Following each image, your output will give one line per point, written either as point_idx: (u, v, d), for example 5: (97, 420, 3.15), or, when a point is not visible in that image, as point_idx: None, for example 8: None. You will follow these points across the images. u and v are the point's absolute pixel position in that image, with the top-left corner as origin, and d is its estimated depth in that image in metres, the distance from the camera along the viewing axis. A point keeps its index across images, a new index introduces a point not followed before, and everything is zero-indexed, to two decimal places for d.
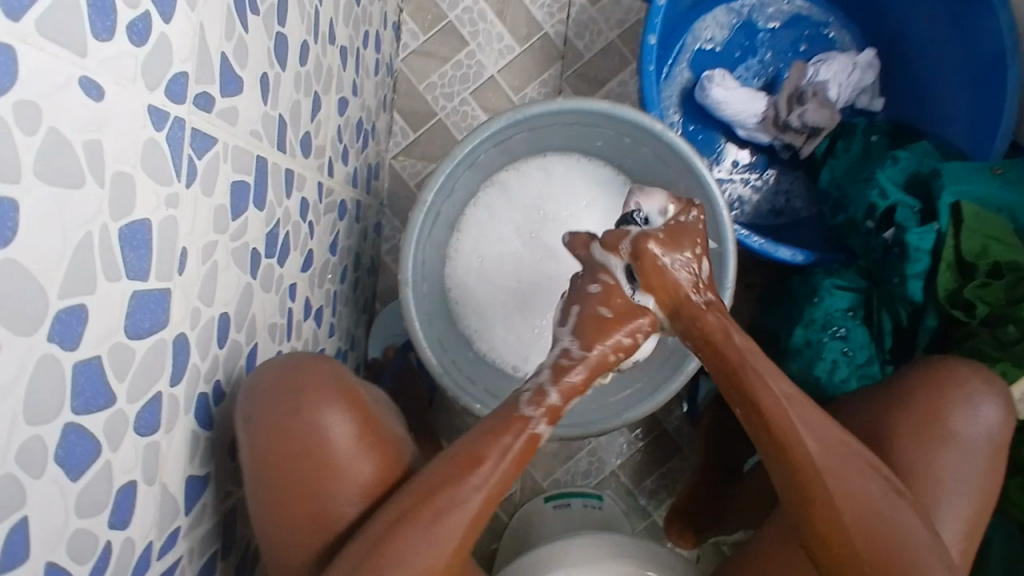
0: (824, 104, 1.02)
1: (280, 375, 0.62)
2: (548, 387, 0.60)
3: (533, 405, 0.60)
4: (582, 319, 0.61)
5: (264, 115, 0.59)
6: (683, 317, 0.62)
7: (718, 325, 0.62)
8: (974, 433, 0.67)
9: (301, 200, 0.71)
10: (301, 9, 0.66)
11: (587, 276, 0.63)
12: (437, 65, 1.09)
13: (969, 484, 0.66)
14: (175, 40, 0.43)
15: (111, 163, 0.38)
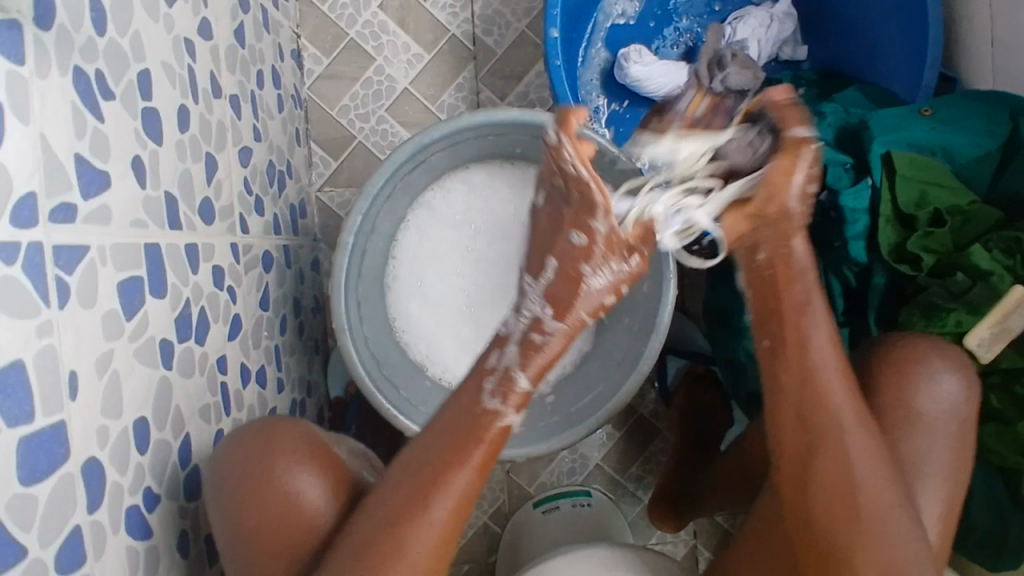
0: (745, 65, 0.99)
1: (250, 438, 0.63)
2: (516, 373, 0.58)
3: (501, 397, 0.58)
4: (558, 275, 0.58)
5: (145, 199, 0.55)
6: (771, 229, 0.59)
7: (802, 253, 0.60)
8: (938, 411, 0.65)
9: (213, 270, 0.68)
10: (171, 74, 0.62)
11: (577, 212, 0.57)
12: (347, 87, 1.05)
13: (944, 465, 0.64)
14: (9, 164, 0.39)
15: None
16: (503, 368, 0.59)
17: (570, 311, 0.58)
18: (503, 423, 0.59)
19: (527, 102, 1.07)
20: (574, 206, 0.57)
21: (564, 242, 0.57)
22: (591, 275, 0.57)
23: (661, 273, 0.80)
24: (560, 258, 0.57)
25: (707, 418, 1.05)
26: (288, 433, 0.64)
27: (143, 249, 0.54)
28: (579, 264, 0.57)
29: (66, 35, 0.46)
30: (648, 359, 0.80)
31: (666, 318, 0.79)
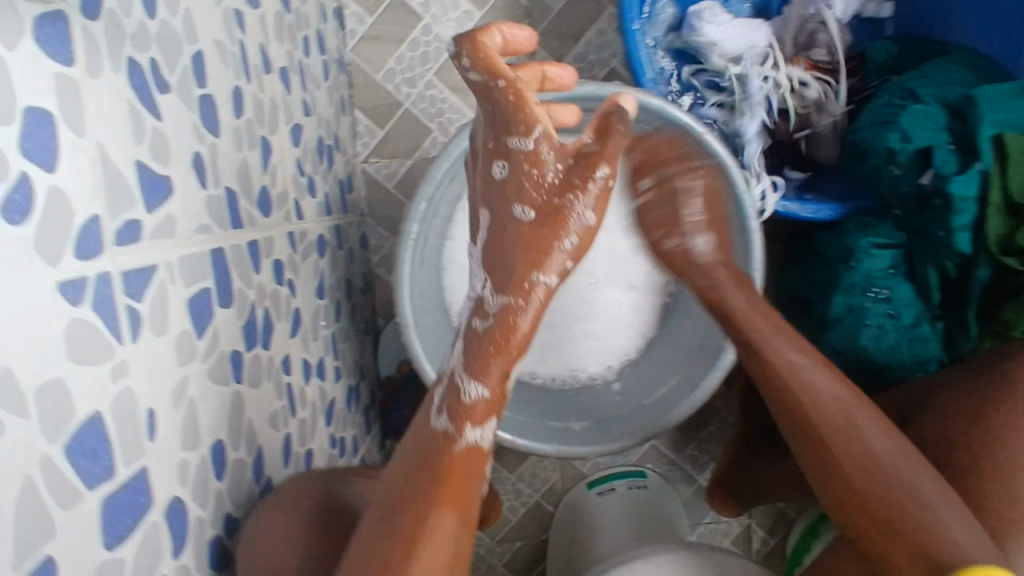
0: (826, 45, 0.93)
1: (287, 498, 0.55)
2: (467, 383, 0.56)
3: (456, 420, 0.55)
4: (499, 226, 0.59)
5: (207, 200, 0.50)
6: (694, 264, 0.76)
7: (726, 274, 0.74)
8: None
9: (274, 265, 0.63)
10: (223, 53, 0.55)
11: (492, 138, 0.58)
12: (392, 49, 0.97)
13: None
14: (71, 189, 0.34)
15: (26, 386, 0.30)
16: (451, 376, 0.58)
17: (515, 285, 0.58)
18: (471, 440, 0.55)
19: (587, 64, 0.99)
20: (494, 126, 0.58)
21: (495, 181, 0.59)
22: (523, 211, 0.58)
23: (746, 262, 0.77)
24: (493, 211, 0.60)
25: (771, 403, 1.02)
26: (308, 490, 0.57)
27: (208, 256, 0.50)
28: (511, 206, 0.59)
29: (116, 22, 0.39)
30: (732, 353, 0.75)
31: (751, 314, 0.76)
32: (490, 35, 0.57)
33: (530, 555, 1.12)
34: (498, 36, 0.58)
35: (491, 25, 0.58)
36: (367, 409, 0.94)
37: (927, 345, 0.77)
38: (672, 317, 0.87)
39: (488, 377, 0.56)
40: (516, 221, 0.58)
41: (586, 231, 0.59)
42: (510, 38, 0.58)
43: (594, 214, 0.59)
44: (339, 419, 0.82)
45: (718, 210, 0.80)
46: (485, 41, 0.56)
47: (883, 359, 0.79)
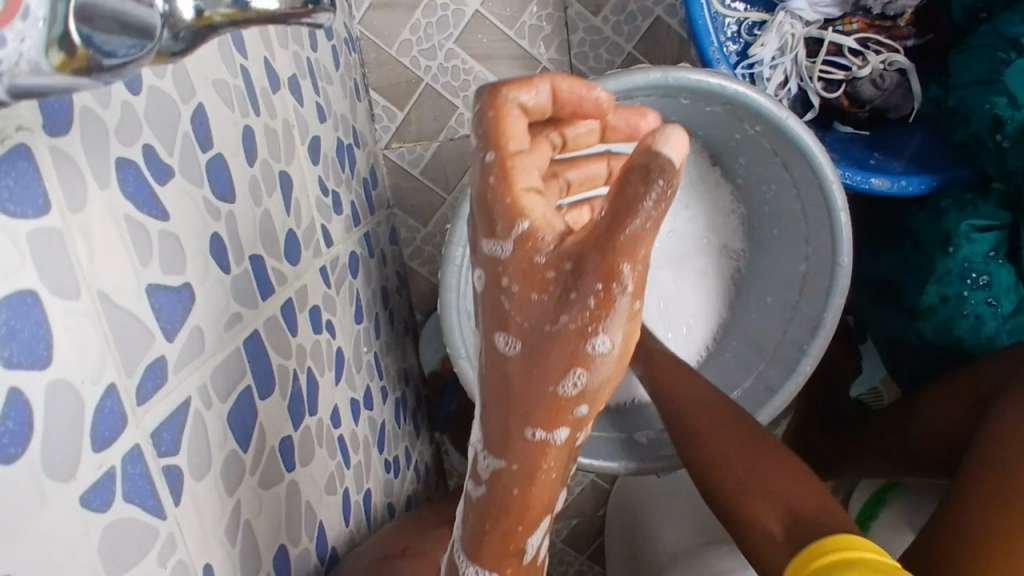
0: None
1: None
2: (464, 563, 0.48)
3: None
4: (488, 354, 0.42)
5: (232, 284, 0.43)
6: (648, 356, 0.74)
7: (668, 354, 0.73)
8: None
9: (310, 314, 0.57)
10: (227, 92, 0.46)
11: (480, 228, 0.40)
12: (406, 16, 0.85)
13: None
14: (75, 374, 0.28)
15: None
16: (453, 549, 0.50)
17: (512, 444, 0.43)
18: None
19: (627, 15, 0.87)
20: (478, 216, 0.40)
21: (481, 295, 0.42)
22: (507, 339, 0.40)
23: (831, 260, 0.66)
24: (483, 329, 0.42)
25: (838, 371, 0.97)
26: None
27: (241, 347, 0.43)
28: (492, 332, 0.41)
29: (96, 121, 0.31)
30: (812, 358, 0.68)
31: (834, 317, 0.67)
32: (537, 88, 0.43)
33: (586, 530, 1.11)
34: (547, 89, 0.44)
35: (542, 75, 0.43)
36: (415, 414, 0.91)
37: None
38: (738, 306, 0.80)
39: (501, 563, 0.47)
40: (502, 357, 0.41)
41: (603, 369, 0.40)
42: (559, 90, 0.44)
43: (614, 349, 0.39)
44: (390, 440, 0.78)
45: (795, 196, 0.69)
46: (518, 92, 0.42)
47: (977, 350, 0.73)
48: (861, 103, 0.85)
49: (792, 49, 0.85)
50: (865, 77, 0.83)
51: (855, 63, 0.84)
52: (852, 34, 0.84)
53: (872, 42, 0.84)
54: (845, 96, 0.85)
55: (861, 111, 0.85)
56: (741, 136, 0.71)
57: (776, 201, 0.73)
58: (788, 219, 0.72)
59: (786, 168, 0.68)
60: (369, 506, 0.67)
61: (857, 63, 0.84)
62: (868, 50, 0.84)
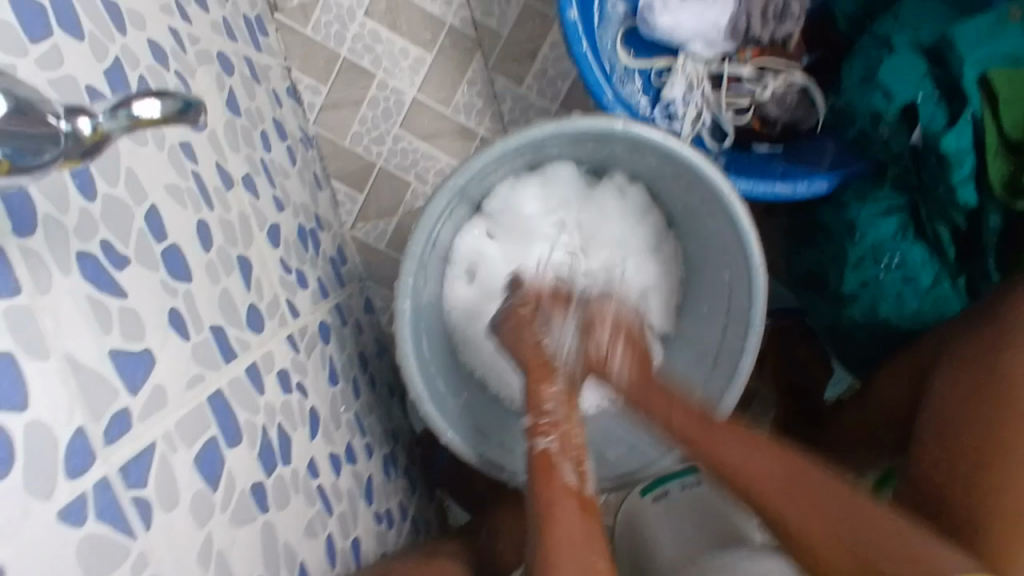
0: (781, 19, 0.91)
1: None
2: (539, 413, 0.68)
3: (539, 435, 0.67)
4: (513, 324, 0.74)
5: (192, 350, 0.51)
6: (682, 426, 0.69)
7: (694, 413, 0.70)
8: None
9: (278, 378, 0.64)
10: (179, 192, 0.56)
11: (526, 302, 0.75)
12: (354, 111, 0.97)
13: None
14: (49, 416, 0.35)
15: None
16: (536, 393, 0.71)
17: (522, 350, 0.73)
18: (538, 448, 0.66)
19: (548, 80, 0.97)
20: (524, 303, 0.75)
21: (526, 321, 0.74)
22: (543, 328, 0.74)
23: (747, 265, 0.72)
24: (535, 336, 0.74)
25: (805, 372, 1.00)
26: None
27: (204, 404, 0.50)
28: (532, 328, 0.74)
29: (59, 226, 0.40)
30: (751, 356, 0.72)
31: (761, 317, 0.72)
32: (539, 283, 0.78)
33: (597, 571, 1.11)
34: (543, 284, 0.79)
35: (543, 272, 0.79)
36: (408, 470, 0.95)
37: (952, 302, 0.76)
38: (685, 318, 0.86)
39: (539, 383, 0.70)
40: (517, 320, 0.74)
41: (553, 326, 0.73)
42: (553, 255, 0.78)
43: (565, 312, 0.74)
44: (380, 494, 0.82)
45: (707, 212, 0.76)
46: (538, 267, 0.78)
47: (908, 327, 0.78)
48: (771, 122, 0.93)
49: (698, 83, 0.94)
50: (765, 100, 0.92)
51: (755, 87, 0.93)
52: (747, 62, 0.93)
53: (768, 67, 0.93)
54: (752, 119, 0.93)
55: (772, 129, 0.93)
56: (648, 169, 0.79)
57: (691, 218, 0.80)
58: (706, 234, 0.79)
59: (694, 190, 0.75)
60: (358, 553, 0.71)
61: (756, 88, 0.93)
62: (765, 76, 0.92)
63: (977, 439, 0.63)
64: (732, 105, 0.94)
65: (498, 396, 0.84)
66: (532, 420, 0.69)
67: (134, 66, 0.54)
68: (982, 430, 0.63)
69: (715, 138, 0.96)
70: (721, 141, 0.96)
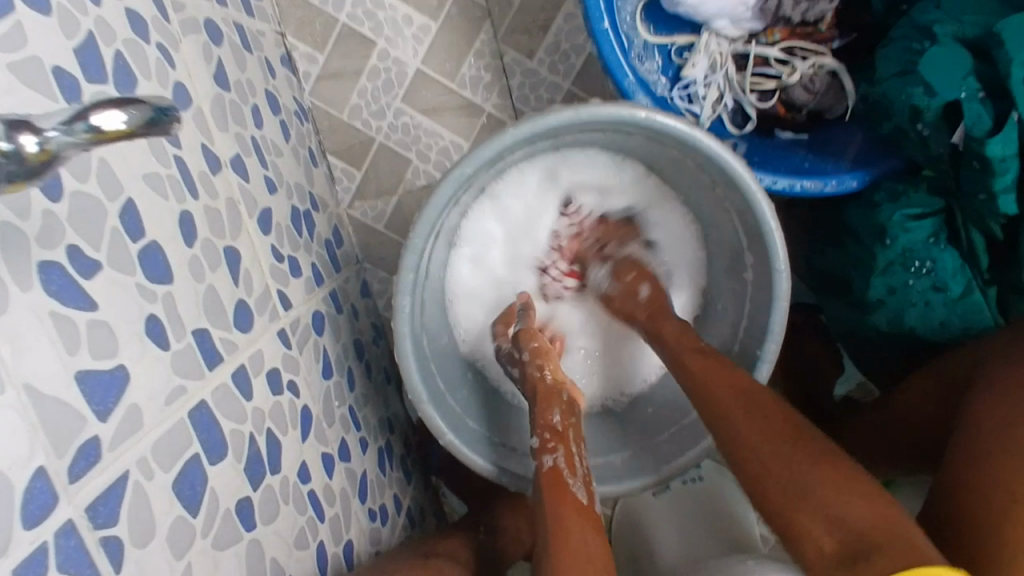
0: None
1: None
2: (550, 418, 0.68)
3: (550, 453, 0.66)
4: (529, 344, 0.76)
5: (172, 359, 0.48)
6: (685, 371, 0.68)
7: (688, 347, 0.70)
8: None
9: (268, 379, 0.60)
10: (160, 183, 0.51)
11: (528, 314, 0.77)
12: (353, 82, 0.91)
13: None
14: (3, 459, 0.33)
15: None
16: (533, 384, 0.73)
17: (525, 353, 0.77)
18: (547, 463, 0.65)
19: (561, 54, 0.91)
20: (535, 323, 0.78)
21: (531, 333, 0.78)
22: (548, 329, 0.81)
23: (769, 269, 0.68)
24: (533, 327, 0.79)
25: (818, 371, 0.97)
26: None
27: (187, 416, 0.48)
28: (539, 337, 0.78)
29: (16, 234, 0.35)
30: (768, 364, 0.69)
31: (781, 322, 0.68)
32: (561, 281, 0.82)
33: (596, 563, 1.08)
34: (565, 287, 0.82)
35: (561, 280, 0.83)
36: (404, 460, 0.92)
37: (982, 315, 0.73)
38: (699, 317, 0.82)
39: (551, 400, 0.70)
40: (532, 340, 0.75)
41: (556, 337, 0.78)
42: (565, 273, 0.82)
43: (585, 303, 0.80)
44: (374, 489, 0.79)
45: (729, 209, 0.71)
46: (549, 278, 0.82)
47: (933, 337, 0.75)
48: (796, 108, 0.87)
49: (721, 64, 0.88)
50: (793, 85, 0.86)
51: (784, 71, 0.87)
52: (775, 44, 0.88)
53: (798, 49, 0.88)
54: (777, 104, 0.88)
55: (798, 115, 0.88)
56: (668, 159, 0.74)
57: (712, 213, 0.76)
58: (725, 231, 0.75)
59: (717, 186, 0.70)
60: (351, 555, 0.69)
61: (784, 72, 0.87)
62: (794, 58, 0.87)
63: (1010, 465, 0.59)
64: (757, 89, 0.88)
65: (501, 390, 0.81)
66: (539, 437, 0.67)
67: (109, 40, 0.48)
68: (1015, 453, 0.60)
69: (737, 123, 0.91)
70: (743, 127, 0.91)
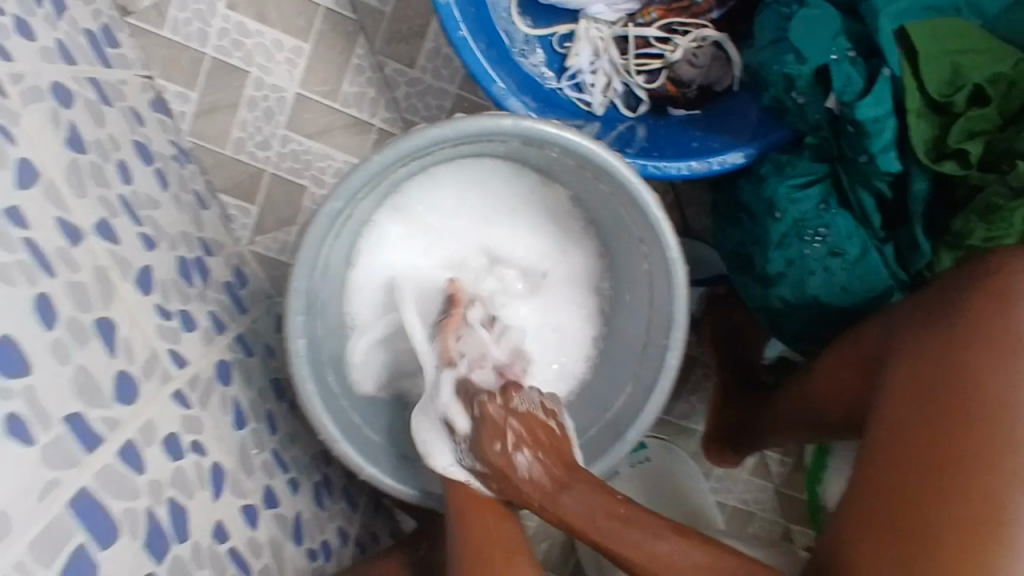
0: None
1: None
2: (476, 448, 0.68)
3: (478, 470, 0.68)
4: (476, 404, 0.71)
5: (42, 454, 0.46)
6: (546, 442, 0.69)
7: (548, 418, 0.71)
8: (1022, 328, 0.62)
9: (165, 446, 0.59)
10: (5, 272, 0.48)
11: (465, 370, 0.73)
12: (231, 115, 0.88)
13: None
14: None
15: None
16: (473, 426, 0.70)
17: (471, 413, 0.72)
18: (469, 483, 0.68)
19: (443, 58, 0.89)
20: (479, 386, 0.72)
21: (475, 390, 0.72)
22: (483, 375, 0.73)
23: (663, 256, 0.68)
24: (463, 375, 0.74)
25: (742, 339, 0.99)
26: None
27: (65, 512, 0.46)
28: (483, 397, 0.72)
29: None
30: (676, 351, 0.69)
31: (683, 309, 0.68)
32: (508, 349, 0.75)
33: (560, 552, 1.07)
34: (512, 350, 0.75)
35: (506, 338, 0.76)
36: (346, 489, 0.91)
37: (880, 275, 0.75)
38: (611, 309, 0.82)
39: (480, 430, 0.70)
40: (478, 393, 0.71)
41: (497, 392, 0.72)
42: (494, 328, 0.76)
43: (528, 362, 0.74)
44: (312, 529, 0.78)
45: (617, 203, 0.71)
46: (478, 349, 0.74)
47: (837, 302, 0.77)
48: (685, 84, 0.87)
49: (604, 49, 0.87)
50: (677, 62, 0.86)
51: (667, 49, 0.87)
52: (653, 23, 0.87)
53: (677, 26, 0.87)
54: (666, 83, 0.87)
55: (688, 91, 0.87)
56: (550, 160, 0.73)
57: (604, 207, 0.76)
58: (620, 223, 0.75)
59: (601, 182, 0.70)
60: None
61: (667, 51, 0.87)
62: (674, 35, 0.87)
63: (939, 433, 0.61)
64: (643, 70, 0.88)
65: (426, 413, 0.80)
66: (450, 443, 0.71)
67: None
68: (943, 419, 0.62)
69: (630, 107, 0.90)
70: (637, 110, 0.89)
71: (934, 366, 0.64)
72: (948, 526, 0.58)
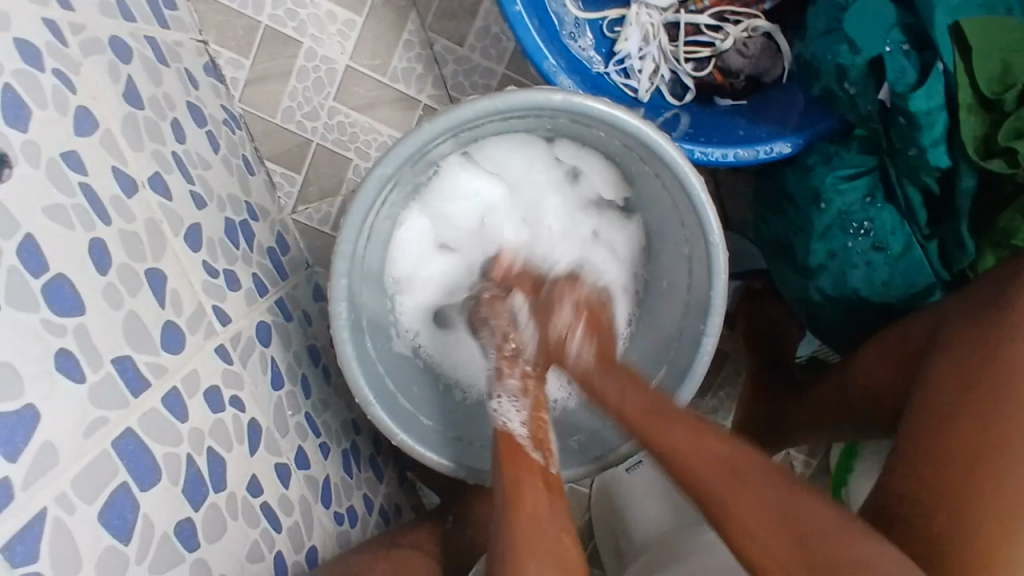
0: None
1: None
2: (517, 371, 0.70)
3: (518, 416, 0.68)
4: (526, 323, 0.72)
5: (90, 393, 0.47)
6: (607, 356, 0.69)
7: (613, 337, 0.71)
8: None
9: (207, 397, 0.60)
10: (64, 214, 0.50)
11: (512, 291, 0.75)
12: (282, 84, 0.89)
13: None
14: None
15: None
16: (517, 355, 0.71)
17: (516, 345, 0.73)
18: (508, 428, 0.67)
19: (492, 37, 0.90)
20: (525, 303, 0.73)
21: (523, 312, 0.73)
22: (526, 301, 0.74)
23: (704, 243, 0.68)
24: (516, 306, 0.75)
25: (778, 336, 0.97)
26: None
27: (111, 450, 0.48)
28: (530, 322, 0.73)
29: None
30: (712, 338, 0.69)
31: (722, 295, 0.68)
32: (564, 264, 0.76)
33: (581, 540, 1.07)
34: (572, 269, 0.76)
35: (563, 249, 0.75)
36: (373, 459, 0.93)
37: (923, 270, 0.75)
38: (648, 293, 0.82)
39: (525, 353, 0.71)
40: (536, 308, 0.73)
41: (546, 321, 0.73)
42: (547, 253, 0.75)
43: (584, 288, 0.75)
44: (340, 493, 0.79)
45: (663, 186, 0.71)
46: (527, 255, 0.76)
47: (877, 297, 0.77)
48: (733, 73, 0.87)
49: (654, 34, 0.87)
50: (727, 51, 0.86)
51: (717, 38, 0.87)
52: (705, 11, 0.87)
53: (729, 14, 0.87)
54: (714, 71, 0.87)
55: (736, 81, 0.87)
56: (597, 139, 0.73)
57: (649, 190, 0.75)
58: (663, 206, 0.75)
59: (647, 164, 0.70)
60: (315, 562, 0.69)
61: (718, 39, 0.87)
62: (725, 24, 0.87)
63: (971, 424, 0.60)
64: (693, 58, 0.88)
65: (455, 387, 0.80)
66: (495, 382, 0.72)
67: None
68: (970, 412, 0.60)
69: (677, 95, 0.89)
70: (683, 98, 0.89)
71: (965, 362, 0.63)
72: (991, 517, 0.56)
